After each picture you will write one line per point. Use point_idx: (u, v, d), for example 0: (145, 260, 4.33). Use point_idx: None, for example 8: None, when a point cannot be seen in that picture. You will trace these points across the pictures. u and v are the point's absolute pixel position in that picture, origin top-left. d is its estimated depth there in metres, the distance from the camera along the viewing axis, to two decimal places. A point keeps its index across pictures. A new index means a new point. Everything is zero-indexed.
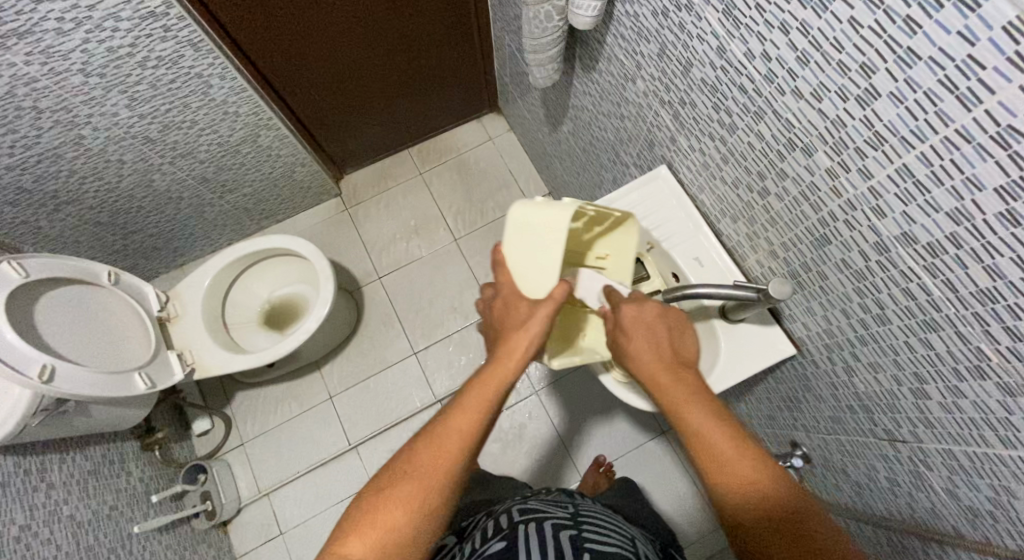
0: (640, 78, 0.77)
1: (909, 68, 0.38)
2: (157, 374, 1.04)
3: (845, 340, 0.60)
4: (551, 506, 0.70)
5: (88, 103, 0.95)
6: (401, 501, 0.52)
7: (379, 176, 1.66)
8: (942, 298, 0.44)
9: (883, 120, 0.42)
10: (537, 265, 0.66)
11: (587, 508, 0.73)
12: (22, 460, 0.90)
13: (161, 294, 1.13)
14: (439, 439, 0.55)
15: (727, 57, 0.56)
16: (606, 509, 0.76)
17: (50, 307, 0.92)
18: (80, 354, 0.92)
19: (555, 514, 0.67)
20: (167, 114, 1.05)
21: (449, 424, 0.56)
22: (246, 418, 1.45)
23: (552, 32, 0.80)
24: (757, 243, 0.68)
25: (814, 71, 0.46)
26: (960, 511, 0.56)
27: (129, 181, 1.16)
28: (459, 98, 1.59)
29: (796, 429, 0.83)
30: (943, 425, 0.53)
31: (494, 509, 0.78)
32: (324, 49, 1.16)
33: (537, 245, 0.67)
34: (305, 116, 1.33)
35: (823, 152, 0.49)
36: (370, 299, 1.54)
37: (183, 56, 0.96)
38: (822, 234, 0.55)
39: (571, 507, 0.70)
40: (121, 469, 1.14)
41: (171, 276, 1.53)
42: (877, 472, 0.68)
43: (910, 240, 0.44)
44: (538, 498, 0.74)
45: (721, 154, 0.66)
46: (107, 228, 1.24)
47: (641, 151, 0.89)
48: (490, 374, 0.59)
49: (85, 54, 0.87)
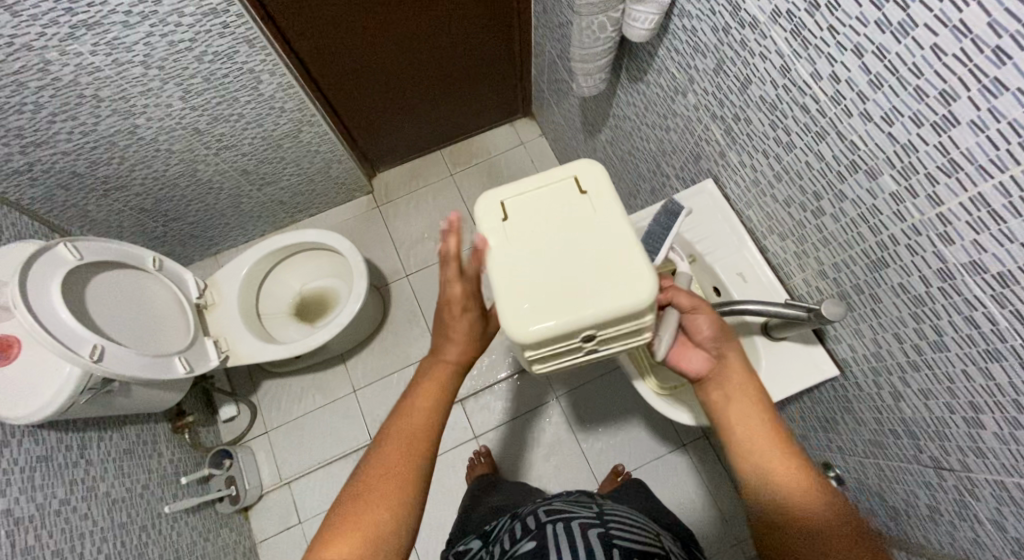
0: (691, 91, 0.77)
1: (994, 98, 0.38)
2: (195, 359, 1.06)
3: (895, 364, 0.60)
4: (576, 504, 0.70)
5: (145, 94, 0.97)
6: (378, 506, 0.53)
7: (412, 176, 1.68)
8: (1009, 328, 0.44)
9: (960, 148, 0.42)
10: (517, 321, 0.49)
11: (613, 505, 0.72)
12: (64, 436, 0.93)
13: (200, 282, 1.16)
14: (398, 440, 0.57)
15: (791, 77, 0.57)
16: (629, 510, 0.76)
17: (99, 287, 0.95)
18: (124, 335, 0.94)
19: (580, 512, 0.67)
20: (217, 107, 1.08)
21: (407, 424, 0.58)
22: (271, 407, 1.47)
23: (605, 43, 0.81)
24: (806, 262, 0.68)
25: (887, 95, 0.47)
26: (1005, 542, 0.56)
27: (175, 170, 1.18)
28: (495, 102, 1.60)
29: (831, 450, 0.83)
30: (996, 455, 0.53)
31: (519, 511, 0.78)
32: (371, 51, 1.18)
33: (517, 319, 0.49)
34: (346, 114, 1.35)
35: (890, 176, 0.49)
36: (397, 297, 1.56)
37: (239, 52, 0.98)
38: (879, 257, 0.55)
39: (596, 506, 0.70)
40: (153, 450, 1.16)
41: (205, 264, 1.56)
42: (916, 498, 0.68)
43: (979, 268, 0.45)
44: (563, 498, 0.74)
45: (775, 171, 0.66)
46: (150, 214, 1.27)
47: (685, 164, 0.89)
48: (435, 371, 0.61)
49: (147, 47, 0.89)
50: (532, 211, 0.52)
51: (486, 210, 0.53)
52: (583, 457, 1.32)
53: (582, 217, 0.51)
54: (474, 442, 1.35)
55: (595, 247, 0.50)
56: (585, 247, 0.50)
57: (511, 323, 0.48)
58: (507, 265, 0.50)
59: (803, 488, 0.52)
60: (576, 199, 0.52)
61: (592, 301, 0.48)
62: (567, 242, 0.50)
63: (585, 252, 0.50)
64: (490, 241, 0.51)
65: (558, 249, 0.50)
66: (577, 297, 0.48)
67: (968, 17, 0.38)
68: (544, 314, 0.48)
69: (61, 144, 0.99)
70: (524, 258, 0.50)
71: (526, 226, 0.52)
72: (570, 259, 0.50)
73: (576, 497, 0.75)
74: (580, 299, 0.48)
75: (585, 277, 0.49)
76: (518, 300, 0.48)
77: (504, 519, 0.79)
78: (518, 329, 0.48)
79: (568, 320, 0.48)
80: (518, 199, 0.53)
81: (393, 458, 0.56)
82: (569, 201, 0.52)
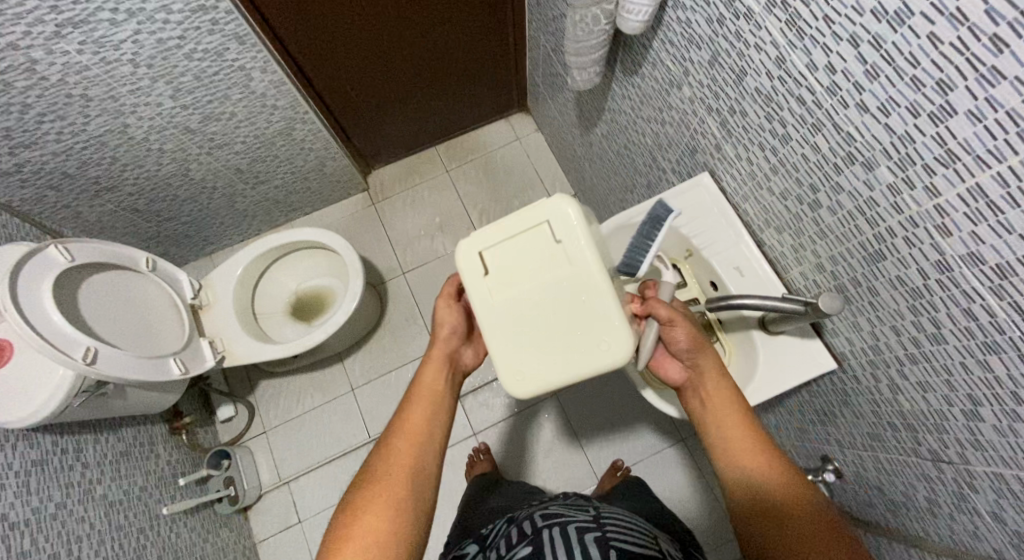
0: (686, 84, 0.76)
1: (991, 87, 0.37)
2: (190, 360, 1.06)
3: (892, 357, 0.60)
4: (573, 508, 0.69)
5: (134, 93, 0.96)
6: (377, 506, 0.59)
7: (407, 173, 1.67)
8: (1007, 320, 0.44)
9: (958, 138, 0.41)
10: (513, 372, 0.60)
11: (609, 508, 0.72)
12: (59, 439, 0.92)
13: (194, 282, 1.15)
14: (398, 443, 0.64)
15: (787, 68, 0.56)
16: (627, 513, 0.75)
17: (92, 289, 0.94)
18: (118, 337, 0.93)
19: (578, 515, 0.66)
20: (208, 105, 1.07)
21: (405, 428, 0.65)
22: (269, 407, 1.47)
23: (599, 35, 0.80)
24: (803, 255, 0.68)
25: (883, 85, 0.46)
26: (1004, 534, 0.55)
27: (167, 170, 1.17)
28: (490, 97, 1.59)
29: (829, 443, 0.83)
30: (995, 448, 0.52)
31: (516, 515, 0.77)
32: (363, 47, 1.17)
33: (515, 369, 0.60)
34: (339, 111, 1.34)
35: (887, 167, 0.49)
36: (394, 295, 1.55)
37: (228, 49, 0.97)
38: (876, 250, 0.55)
39: (593, 509, 0.69)
40: (150, 452, 1.16)
41: (200, 264, 1.55)
42: (915, 491, 0.68)
43: (977, 260, 0.44)
44: (559, 502, 0.74)
45: (771, 164, 0.66)
46: (143, 215, 1.26)
47: (681, 157, 0.89)
48: (426, 380, 0.68)
49: (135, 45, 0.88)
50: (512, 262, 0.60)
51: (471, 266, 0.60)
52: (582, 453, 1.32)
53: (556, 269, 0.59)
54: (472, 439, 1.35)
55: (569, 301, 0.59)
56: (559, 303, 0.59)
57: (507, 383, 0.60)
58: (496, 325, 0.60)
59: (777, 478, 0.57)
60: (550, 248, 0.59)
61: (569, 357, 0.59)
62: (541, 299, 0.59)
63: (560, 306, 0.59)
64: (479, 297, 0.60)
65: (538, 303, 0.59)
66: (556, 353, 0.59)
67: (965, 4, 0.37)
68: (532, 373, 0.59)
69: (50, 144, 0.97)
70: (510, 315, 0.59)
71: (508, 281, 0.60)
72: (549, 314, 0.59)
73: (573, 501, 0.74)
74: (560, 356, 0.59)
75: (562, 334, 0.59)
76: (509, 358, 0.59)
77: (500, 523, 0.78)
78: (514, 386, 0.60)
79: (551, 378, 0.59)
80: (500, 253, 0.60)
81: (393, 463, 0.62)
82: (543, 249, 0.59)
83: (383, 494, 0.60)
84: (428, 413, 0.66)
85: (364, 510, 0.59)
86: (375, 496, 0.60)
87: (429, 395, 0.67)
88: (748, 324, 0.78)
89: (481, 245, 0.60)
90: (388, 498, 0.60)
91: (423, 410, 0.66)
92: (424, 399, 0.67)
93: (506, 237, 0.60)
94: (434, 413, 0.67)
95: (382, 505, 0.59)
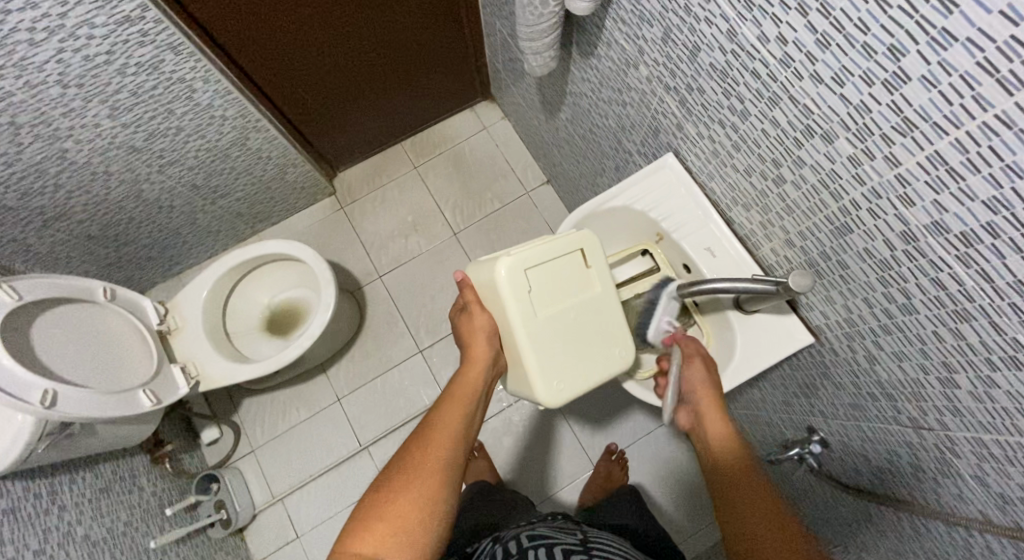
0: (643, 63, 0.74)
1: (943, 50, 0.36)
2: (161, 390, 1.03)
3: (866, 329, 0.59)
4: (561, 530, 0.68)
5: (68, 115, 0.91)
6: (412, 491, 0.57)
7: (374, 173, 1.63)
8: (976, 288, 0.43)
9: (913, 105, 0.40)
10: (551, 376, 0.70)
11: (597, 532, 0.70)
12: (31, 484, 0.88)
13: (160, 307, 1.11)
14: (433, 432, 0.63)
15: (738, 41, 0.54)
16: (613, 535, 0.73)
17: (45, 325, 0.89)
18: (81, 375, 0.90)
19: (564, 539, 0.65)
20: (152, 121, 1.02)
21: (442, 419, 0.65)
22: (255, 425, 1.44)
23: (549, 18, 0.76)
24: (772, 232, 0.66)
25: (836, 54, 0.44)
26: (988, 497, 0.55)
27: (118, 193, 1.13)
28: (451, 88, 1.55)
29: (813, 415, 0.83)
30: (973, 414, 0.52)
31: (502, 533, 0.76)
32: (310, 48, 1.13)
33: (552, 373, 0.70)
34: (294, 114, 1.29)
35: (846, 139, 0.47)
36: (371, 299, 1.52)
37: (164, 60, 0.93)
38: (842, 223, 0.53)
39: (581, 532, 0.68)
40: (132, 485, 1.13)
41: (169, 285, 1.50)
42: (899, 458, 0.67)
43: (941, 229, 0.43)
44: (547, 523, 0.72)
45: (733, 141, 0.64)
46: (99, 241, 1.21)
47: (645, 139, 0.86)
48: (464, 382, 0.69)
49: (60, 64, 0.83)
50: (547, 283, 0.70)
51: (515, 284, 0.68)
52: (575, 442, 1.33)
53: (583, 288, 0.72)
54: None
55: (590, 317, 0.72)
56: (584, 319, 0.72)
57: (543, 390, 0.69)
58: (537, 337, 0.69)
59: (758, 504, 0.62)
60: (577, 273, 0.72)
61: (592, 363, 0.72)
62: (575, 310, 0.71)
63: (584, 322, 0.72)
64: (522, 313, 0.68)
65: (568, 316, 0.71)
66: (580, 360, 0.71)
67: None
68: (562, 379, 0.70)
69: None
70: (546, 328, 0.69)
71: (545, 298, 0.70)
72: (576, 327, 0.71)
73: (561, 523, 0.72)
74: (584, 364, 0.71)
75: (586, 345, 0.72)
76: (543, 366, 0.69)
77: (485, 542, 0.76)
78: (547, 390, 0.69)
79: (577, 384, 0.71)
80: (537, 274, 0.69)
81: (427, 452, 0.61)
82: (571, 271, 0.72)
83: (415, 481, 0.58)
84: (464, 412, 0.66)
85: (394, 493, 0.57)
86: (410, 481, 0.58)
87: (463, 395, 0.68)
88: (725, 306, 0.78)
89: (525, 263, 0.68)
90: (423, 485, 0.58)
91: (459, 408, 0.66)
92: (460, 397, 0.67)
93: (542, 258, 0.70)
94: (470, 412, 0.67)
95: (419, 491, 0.57)
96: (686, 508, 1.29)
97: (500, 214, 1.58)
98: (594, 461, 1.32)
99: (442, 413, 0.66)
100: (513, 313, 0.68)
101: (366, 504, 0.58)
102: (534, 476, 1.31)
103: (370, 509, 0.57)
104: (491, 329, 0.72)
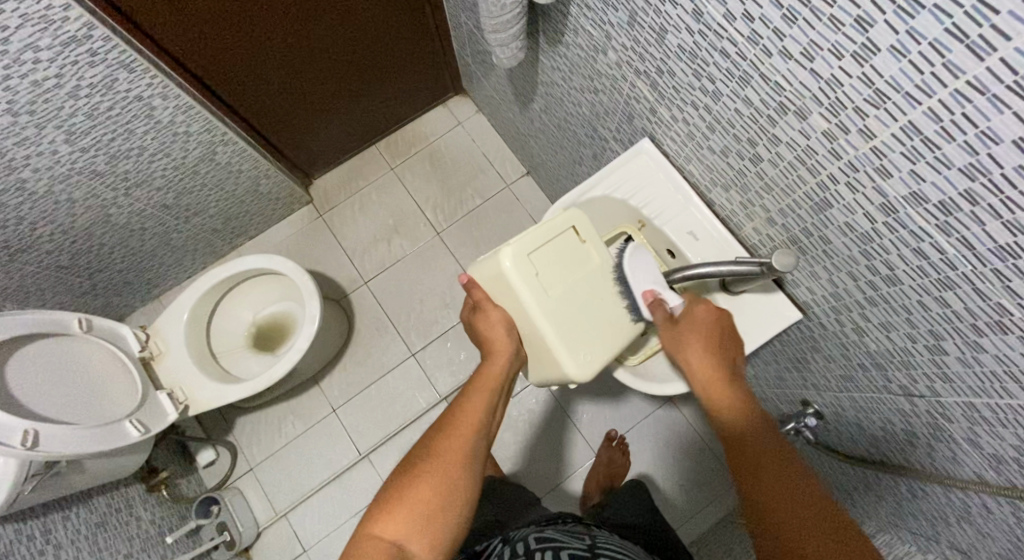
0: (611, 48, 0.72)
1: (911, 18, 0.35)
2: (149, 418, 1.01)
3: (853, 302, 0.59)
4: (570, 534, 0.67)
5: (22, 143, 0.88)
6: (430, 484, 0.56)
7: (350, 177, 1.60)
8: (957, 256, 0.42)
9: (884, 77, 0.39)
10: (579, 352, 0.67)
11: (607, 536, 0.69)
12: (22, 526, 0.85)
13: (140, 333, 1.08)
14: (455, 421, 0.61)
15: (705, 21, 0.52)
16: (623, 539, 0.72)
17: (23, 364, 0.87)
18: (64, 412, 0.88)
19: (572, 543, 0.64)
20: (112, 143, 0.99)
21: (465, 409, 0.62)
22: (251, 443, 1.42)
23: (512, 9, 0.75)
24: (753, 211, 0.65)
25: (803, 29, 0.43)
26: (981, 458, 0.55)
27: (85, 219, 1.09)
28: (420, 86, 1.52)
29: (807, 388, 0.82)
30: (962, 379, 0.51)
31: (511, 532, 0.75)
32: (271, 57, 1.10)
33: (580, 351, 0.67)
34: (262, 124, 1.27)
35: (819, 114, 0.46)
36: (358, 307, 1.50)
37: (118, 79, 0.90)
38: (822, 199, 0.53)
39: (590, 536, 0.67)
40: (129, 515, 1.11)
41: (149, 309, 1.47)
42: (893, 425, 0.67)
43: (920, 200, 0.42)
44: (557, 526, 0.71)
45: (707, 123, 0.63)
46: (71, 269, 1.18)
47: (620, 124, 0.85)
48: (487, 371, 0.67)
49: (8, 92, 0.80)
50: (552, 264, 0.68)
51: (523, 271, 0.66)
52: (575, 432, 1.33)
53: (587, 264, 0.69)
54: None
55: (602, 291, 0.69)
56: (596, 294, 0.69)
57: (574, 366, 0.66)
58: (555, 317, 0.66)
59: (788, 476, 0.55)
60: (575, 250, 0.69)
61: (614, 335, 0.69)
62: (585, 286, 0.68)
63: (599, 294, 0.69)
64: (535, 295, 0.66)
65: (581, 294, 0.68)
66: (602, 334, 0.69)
67: None
68: (590, 354, 0.67)
69: None
70: (562, 310, 0.67)
71: (555, 281, 0.67)
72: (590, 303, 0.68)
73: (571, 526, 0.71)
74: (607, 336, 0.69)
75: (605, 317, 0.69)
76: (567, 345, 0.67)
77: (495, 539, 0.76)
78: (577, 366, 0.66)
79: (605, 356, 0.68)
80: (540, 257, 0.67)
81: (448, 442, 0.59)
82: (569, 249, 0.69)
83: (435, 473, 0.57)
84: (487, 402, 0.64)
85: (413, 483, 0.56)
86: (429, 471, 0.57)
87: (487, 384, 0.65)
88: (710, 289, 0.77)
89: (526, 249, 0.67)
90: (442, 478, 0.56)
91: (481, 398, 0.64)
92: (483, 387, 0.65)
93: (541, 242, 0.68)
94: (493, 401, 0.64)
95: (438, 484, 0.56)
96: (687, 488, 1.30)
97: (481, 210, 1.56)
98: (594, 449, 1.32)
99: (466, 401, 0.63)
100: (527, 298, 0.66)
101: (386, 493, 0.57)
102: (535, 469, 1.31)
103: (387, 498, 0.56)
104: (507, 321, 0.69)
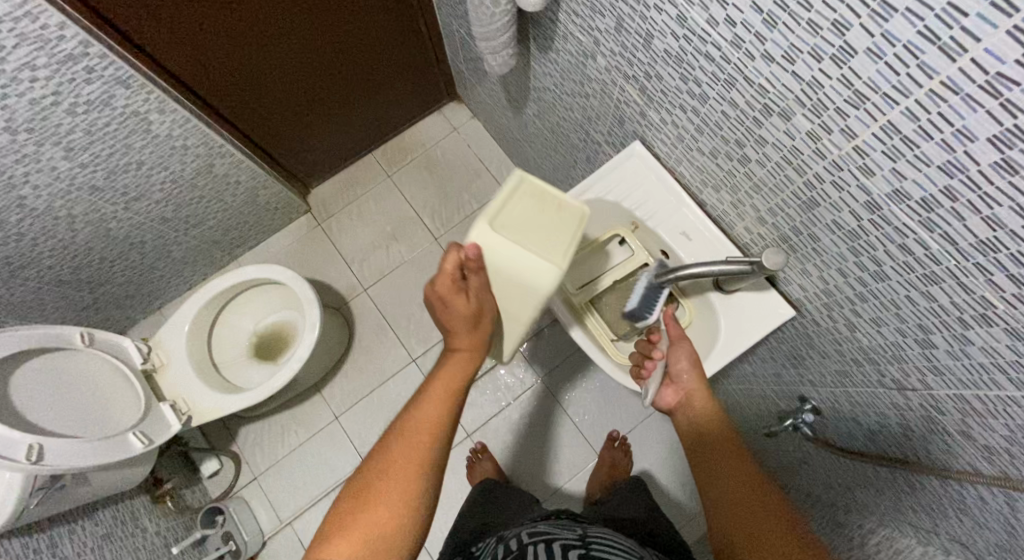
0: (600, 54, 0.73)
1: (885, 21, 0.36)
2: (153, 430, 1.02)
3: (844, 298, 0.59)
4: (561, 527, 0.68)
5: (21, 160, 0.89)
6: (385, 500, 0.56)
7: (347, 185, 1.61)
8: (941, 251, 0.43)
9: (863, 78, 0.40)
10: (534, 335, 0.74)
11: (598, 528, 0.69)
12: (28, 540, 0.86)
13: (141, 345, 1.09)
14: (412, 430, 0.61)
15: (689, 26, 0.53)
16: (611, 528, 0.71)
17: (25, 381, 0.88)
18: (66, 427, 0.88)
19: (564, 535, 0.64)
20: (110, 158, 1.00)
21: (421, 415, 0.62)
22: (254, 452, 1.43)
23: (502, 16, 0.76)
24: (743, 210, 0.66)
25: (783, 33, 0.44)
26: (975, 450, 0.55)
27: (85, 234, 1.10)
28: (414, 94, 1.53)
29: (804, 385, 0.83)
30: (953, 371, 0.52)
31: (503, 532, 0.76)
32: (265, 69, 1.11)
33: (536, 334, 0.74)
34: (258, 136, 1.28)
35: (802, 115, 0.47)
36: (358, 314, 1.50)
37: (115, 95, 0.91)
38: (810, 197, 0.53)
39: (581, 528, 0.67)
40: (134, 526, 1.11)
41: (150, 321, 1.48)
42: (888, 420, 0.68)
43: (903, 197, 0.43)
44: (548, 520, 0.72)
45: (695, 125, 0.63)
46: (72, 284, 1.19)
47: (612, 128, 0.86)
48: (446, 373, 0.66)
49: (7, 111, 0.81)
50: None
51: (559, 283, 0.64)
52: (578, 433, 1.34)
53: None
54: (467, 440, 1.34)
55: None
56: None
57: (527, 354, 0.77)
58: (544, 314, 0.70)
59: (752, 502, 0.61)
60: None
61: None
62: None
63: None
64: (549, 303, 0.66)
65: None
66: None
67: None
68: None
69: None
70: None
71: None
72: None
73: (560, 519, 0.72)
74: None
75: None
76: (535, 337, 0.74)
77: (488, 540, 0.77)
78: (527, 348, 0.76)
79: None
80: None
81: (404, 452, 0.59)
82: None
83: (390, 488, 0.57)
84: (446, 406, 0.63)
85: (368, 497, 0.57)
86: (387, 485, 0.57)
87: (446, 388, 0.65)
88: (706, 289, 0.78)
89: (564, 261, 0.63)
90: (397, 493, 0.57)
91: (440, 403, 0.63)
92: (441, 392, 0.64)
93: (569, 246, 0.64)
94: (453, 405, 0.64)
95: (393, 499, 0.56)
96: (689, 487, 1.30)
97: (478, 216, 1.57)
98: (596, 450, 1.33)
99: (423, 407, 0.63)
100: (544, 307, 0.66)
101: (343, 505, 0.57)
102: (537, 472, 1.32)
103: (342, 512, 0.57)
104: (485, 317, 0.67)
